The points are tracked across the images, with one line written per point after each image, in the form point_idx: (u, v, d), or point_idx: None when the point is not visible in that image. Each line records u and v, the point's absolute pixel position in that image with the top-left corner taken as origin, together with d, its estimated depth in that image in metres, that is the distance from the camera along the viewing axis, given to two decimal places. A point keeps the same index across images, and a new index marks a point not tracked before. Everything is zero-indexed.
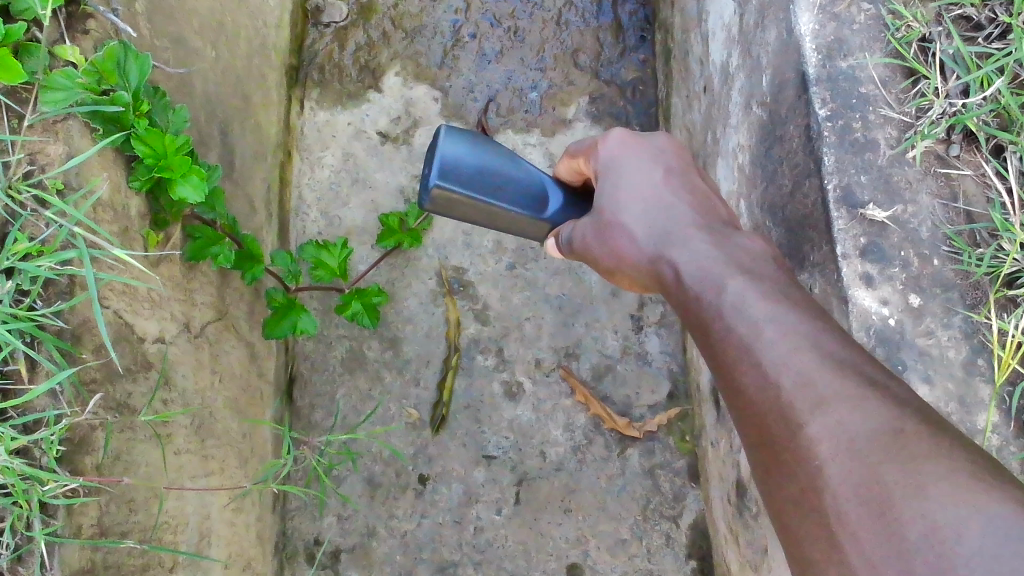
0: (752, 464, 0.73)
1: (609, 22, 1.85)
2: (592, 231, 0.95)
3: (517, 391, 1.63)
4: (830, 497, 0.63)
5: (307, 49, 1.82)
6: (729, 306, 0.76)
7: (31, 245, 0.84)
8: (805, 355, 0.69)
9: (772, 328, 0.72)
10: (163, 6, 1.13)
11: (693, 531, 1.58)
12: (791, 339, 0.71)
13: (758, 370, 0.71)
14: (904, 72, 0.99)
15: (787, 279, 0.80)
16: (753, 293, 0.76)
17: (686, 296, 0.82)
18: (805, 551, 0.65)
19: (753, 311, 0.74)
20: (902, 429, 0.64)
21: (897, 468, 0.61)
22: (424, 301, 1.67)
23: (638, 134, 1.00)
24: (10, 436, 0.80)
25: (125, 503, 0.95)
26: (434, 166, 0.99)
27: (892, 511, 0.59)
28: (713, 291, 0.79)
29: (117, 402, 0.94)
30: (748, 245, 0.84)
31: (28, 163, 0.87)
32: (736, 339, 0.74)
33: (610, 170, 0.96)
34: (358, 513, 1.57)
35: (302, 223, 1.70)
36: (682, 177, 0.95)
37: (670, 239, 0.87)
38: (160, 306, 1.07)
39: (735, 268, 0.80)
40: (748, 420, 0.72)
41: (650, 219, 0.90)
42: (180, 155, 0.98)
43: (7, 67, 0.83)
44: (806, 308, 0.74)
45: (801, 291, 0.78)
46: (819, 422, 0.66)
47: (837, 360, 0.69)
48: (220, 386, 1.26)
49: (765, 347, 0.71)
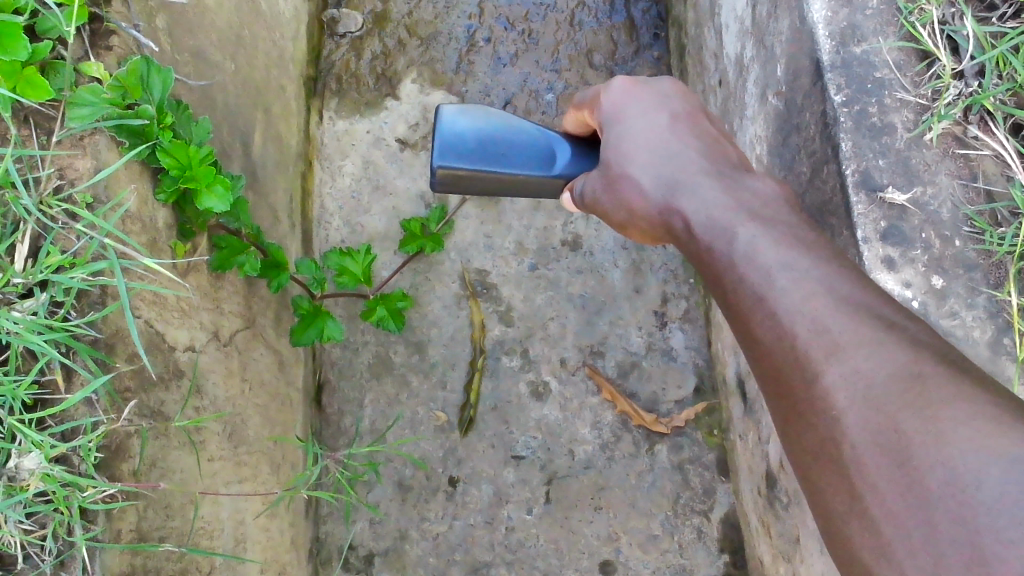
0: (773, 412, 0.74)
1: (623, 21, 1.87)
2: (603, 187, 0.97)
3: (544, 391, 1.64)
4: (849, 448, 0.64)
5: (324, 59, 1.84)
6: (741, 256, 0.77)
7: (63, 258, 0.86)
8: (819, 302, 0.69)
9: (784, 277, 0.73)
10: (184, 19, 1.15)
11: (724, 525, 1.58)
12: (804, 286, 0.71)
13: (773, 322, 0.72)
14: (918, 55, 0.98)
15: (803, 224, 0.80)
16: (763, 242, 0.76)
17: (699, 246, 0.83)
18: (828, 503, 0.66)
19: (764, 260, 0.75)
20: (920, 371, 0.63)
21: (915, 414, 0.61)
22: (448, 304, 1.68)
23: (642, 85, 1.00)
24: (50, 443, 0.82)
25: (162, 509, 0.96)
26: (436, 147, 1.03)
27: (911, 460, 0.60)
28: (724, 241, 0.79)
29: (151, 409, 0.95)
30: (758, 189, 0.84)
31: (57, 178, 0.89)
32: (750, 291, 0.75)
33: (615, 120, 0.98)
34: (389, 517, 1.59)
35: (325, 232, 1.72)
36: (691, 125, 0.95)
37: (678, 190, 0.88)
38: (190, 315, 1.09)
39: (745, 216, 0.80)
40: (767, 370, 0.73)
41: (657, 169, 0.91)
42: (205, 166, 1.00)
43: (36, 85, 0.86)
44: (820, 252, 0.74)
45: (817, 235, 0.78)
46: (835, 369, 0.66)
47: (851, 304, 0.69)
48: (250, 393, 1.28)
49: (778, 296, 0.72)
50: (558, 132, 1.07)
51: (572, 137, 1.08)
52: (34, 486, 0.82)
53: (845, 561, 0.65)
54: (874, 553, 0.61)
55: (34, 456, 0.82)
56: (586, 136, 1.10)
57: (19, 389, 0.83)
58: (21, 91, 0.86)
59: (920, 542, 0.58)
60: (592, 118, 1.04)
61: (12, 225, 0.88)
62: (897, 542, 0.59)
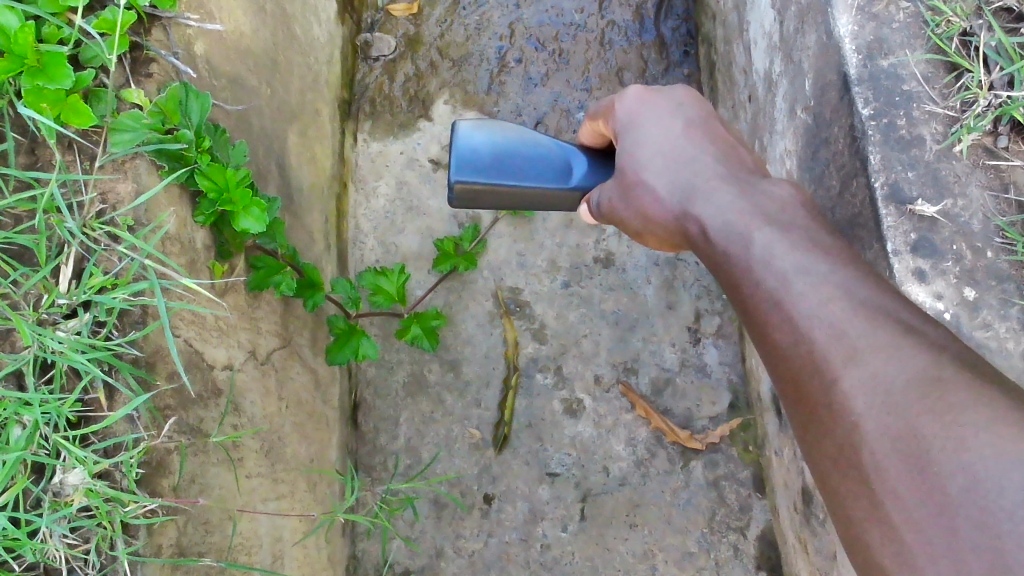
0: (790, 416, 0.75)
1: (653, 40, 1.88)
2: (619, 195, 0.98)
3: (578, 408, 1.65)
4: (868, 454, 0.65)
5: (358, 83, 1.87)
6: (757, 260, 0.78)
7: (105, 279, 0.89)
8: (837, 306, 0.70)
9: (801, 281, 0.73)
10: (222, 46, 1.18)
11: (761, 542, 1.56)
12: (821, 291, 0.72)
13: (791, 327, 0.73)
14: (946, 67, 0.98)
15: (821, 228, 0.80)
16: (780, 247, 0.77)
17: (714, 250, 0.84)
18: (848, 509, 0.66)
19: (782, 265, 0.76)
20: (938, 376, 0.64)
21: (935, 419, 0.62)
22: (481, 322, 1.70)
23: (656, 92, 1.02)
24: (93, 459, 0.84)
25: (202, 524, 0.98)
26: (452, 162, 1.04)
27: (931, 466, 0.60)
28: (740, 246, 0.80)
29: (191, 426, 0.97)
30: (774, 193, 0.85)
31: (100, 202, 0.92)
32: (767, 295, 0.75)
33: (630, 128, 0.99)
34: (425, 534, 1.60)
35: (359, 252, 1.75)
36: (705, 131, 0.96)
37: (694, 195, 0.88)
38: (227, 334, 1.11)
39: (762, 220, 0.81)
40: (784, 374, 0.73)
41: (673, 175, 0.92)
42: (242, 188, 1.03)
43: (79, 112, 0.89)
44: (837, 257, 0.75)
45: (835, 239, 0.79)
46: (853, 374, 0.67)
47: (869, 309, 0.69)
48: (287, 412, 1.30)
49: (795, 299, 0.73)
50: (573, 145, 1.09)
51: (587, 149, 1.10)
52: (78, 501, 0.84)
53: (865, 567, 0.65)
54: (894, 560, 0.62)
55: (78, 471, 0.84)
56: (601, 146, 1.12)
57: (64, 407, 0.85)
58: (66, 118, 0.89)
59: (941, 550, 0.58)
60: (607, 127, 1.06)
61: (57, 247, 0.91)
62: (918, 550, 0.60)
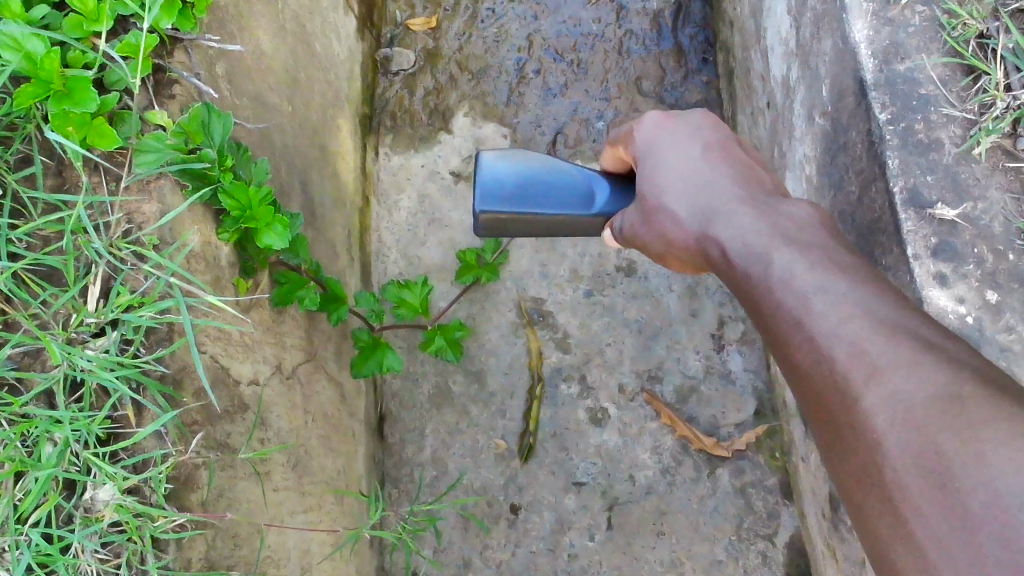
0: (814, 438, 0.75)
1: (671, 48, 1.89)
2: (640, 218, 0.98)
3: (603, 417, 1.65)
4: (890, 471, 0.65)
5: (379, 97, 1.89)
6: (776, 281, 0.78)
7: (132, 297, 0.90)
8: (857, 324, 0.71)
9: (821, 300, 0.74)
10: (243, 66, 1.20)
11: (790, 550, 1.55)
12: (841, 309, 0.72)
13: (811, 347, 0.73)
14: (964, 70, 0.97)
15: (841, 247, 0.81)
16: (800, 267, 0.77)
17: (734, 271, 0.84)
18: (872, 527, 0.66)
19: (802, 285, 0.76)
20: (959, 393, 0.64)
21: (956, 435, 0.62)
22: (505, 333, 1.70)
23: (674, 116, 1.02)
24: (122, 475, 0.86)
25: (230, 538, 0.99)
26: (478, 192, 1.05)
27: (953, 482, 0.60)
28: (760, 267, 0.80)
29: (218, 441, 0.99)
30: (793, 213, 0.85)
31: (126, 222, 0.94)
32: (787, 315, 0.76)
33: (649, 151, 1.00)
34: (453, 545, 1.60)
35: (383, 265, 1.76)
36: (723, 152, 0.97)
37: (713, 215, 0.89)
38: (253, 350, 1.13)
39: (781, 240, 0.81)
40: (806, 395, 0.74)
41: (692, 196, 0.92)
42: (265, 206, 1.04)
43: (104, 134, 0.91)
44: (857, 275, 0.75)
45: (854, 258, 0.79)
46: (874, 392, 0.67)
47: (889, 326, 0.70)
48: (313, 425, 1.32)
49: (815, 318, 0.73)
50: (596, 170, 1.10)
51: (609, 174, 1.11)
52: (109, 517, 0.85)
53: None
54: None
55: (108, 487, 0.85)
56: (622, 171, 1.12)
57: (93, 424, 0.86)
58: (92, 140, 0.90)
59: (964, 564, 0.58)
60: (626, 152, 1.06)
61: (85, 267, 0.92)
62: (941, 565, 0.59)
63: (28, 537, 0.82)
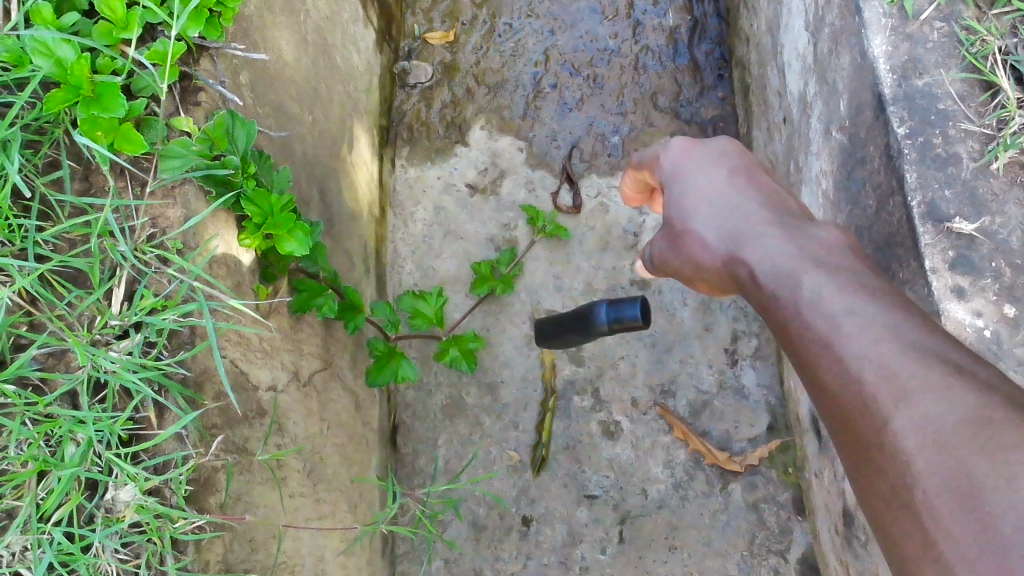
0: (840, 458, 0.75)
1: (687, 63, 1.90)
2: (669, 239, 0.99)
3: (616, 430, 1.65)
4: (920, 494, 0.65)
5: (396, 109, 1.91)
6: (805, 304, 0.78)
7: (156, 301, 0.92)
8: (887, 347, 0.71)
9: (850, 322, 0.74)
10: (266, 75, 1.22)
11: (802, 566, 1.55)
12: (869, 331, 0.73)
13: (840, 367, 0.73)
14: (982, 86, 0.99)
15: (868, 272, 0.81)
16: (829, 289, 0.78)
17: (762, 294, 0.84)
18: (899, 548, 0.66)
19: (830, 307, 0.76)
20: (989, 417, 0.64)
21: (987, 459, 0.62)
22: (519, 345, 1.71)
23: (702, 142, 1.04)
24: (143, 476, 0.86)
25: (248, 541, 1.00)
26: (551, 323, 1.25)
27: (983, 506, 0.60)
28: (789, 290, 0.81)
29: (237, 444, 1.00)
30: (822, 238, 0.86)
31: (151, 226, 0.95)
32: (816, 336, 0.76)
33: (676, 177, 1.01)
34: (464, 556, 1.60)
35: (398, 275, 1.77)
36: (751, 178, 0.98)
37: (743, 239, 0.90)
38: (272, 356, 1.14)
39: (809, 263, 0.82)
40: (834, 415, 0.74)
41: (720, 219, 0.93)
42: (286, 212, 1.05)
43: (131, 139, 0.92)
44: (886, 298, 0.76)
45: (882, 282, 0.79)
46: (904, 415, 0.68)
47: (918, 350, 0.70)
48: (329, 433, 1.32)
49: (844, 340, 0.73)
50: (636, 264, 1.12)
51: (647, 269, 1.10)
52: (130, 517, 0.86)
53: None
54: None
55: (130, 488, 0.86)
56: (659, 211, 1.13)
57: (116, 425, 0.87)
58: (119, 145, 0.92)
59: None
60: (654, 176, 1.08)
61: (110, 270, 0.94)
62: None
63: (50, 536, 0.83)
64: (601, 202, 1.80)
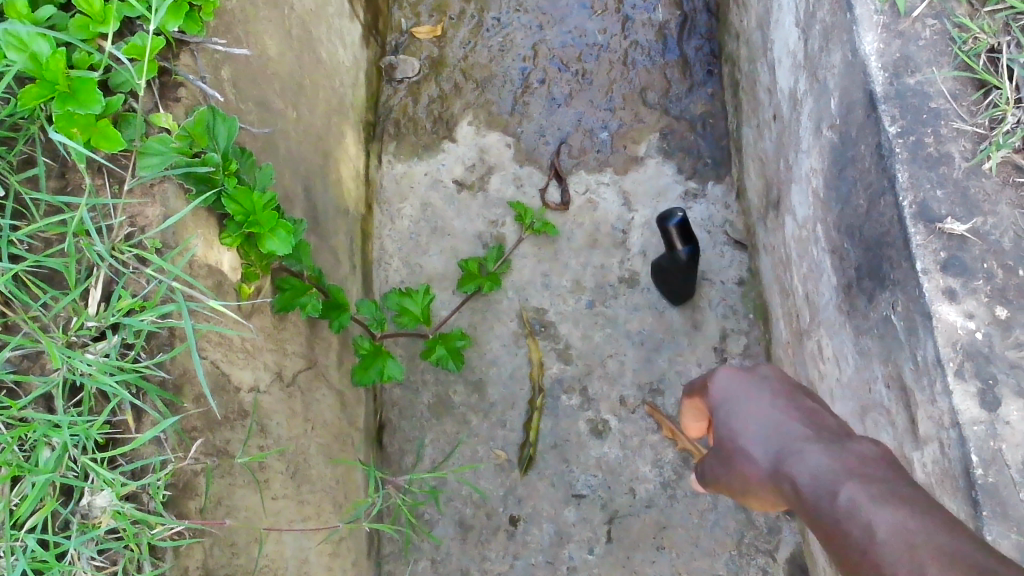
0: None
1: (676, 59, 1.89)
2: (718, 457, 0.79)
3: (604, 429, 1.64)
4: None
5: (383, 105, 1.89)
6: (798, 479, 0.69)
7: (134, 301, 0.90)
8: (876, 512, 0.62)
9: (843, 492, 0.65)
10: (249, 70, 1.19)
11: (791, 566, 1.54)
12: (858, 498, 0.64)
13: (832, 540, 0.64)
14: (974, 84, 0.97)
15: (874, 448, 0.71)
16: (821, 464, 0.69)
17: (751, 475, 0.74)
18: None
19: (824, 479, 0.67)
20: None
21: None
22: (506, 343, 1.70)
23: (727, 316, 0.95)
24: (120, 481, 0.84)
25: (228, 546, 0.98)
26: None
27: None
28: (780, 468, 0.72)
29: (216, 447, 0.98)
30: (828, 420, 0.76)
31: (129, 225, 0.93)
32: (809, 509, 0.67)
33: None
34: (451, 556, 1.58)
35: (385, 273, 1.75)
36: None
37: (731, 398, 0.79)
38: (254, 357, 1.12)
39: (806, 439, 0.72)
40: None
41: (767, 430, 0.75)
42: (269, 211, 1.03)
43: (109, 137, 0.90)
44: (881, 473, 0.66)
45: (887, 460, 0.69)
46: None
47: (908, 517, 0.61)
48: (313, 433, 1.31)
49: (835, 513, 0.64)
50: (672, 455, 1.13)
51: None
52: (106, 523, 0.84)
53: None
54: None
55: (106, 493, 0.84)
56: None
57: (92, 429, 0.85)
58: (96, 142, 0.90)
59: None
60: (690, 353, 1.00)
61: (87, 270, 0.91)
62: None
63: (23, 543, 0.81)
64: (590, 199, 1.78)
